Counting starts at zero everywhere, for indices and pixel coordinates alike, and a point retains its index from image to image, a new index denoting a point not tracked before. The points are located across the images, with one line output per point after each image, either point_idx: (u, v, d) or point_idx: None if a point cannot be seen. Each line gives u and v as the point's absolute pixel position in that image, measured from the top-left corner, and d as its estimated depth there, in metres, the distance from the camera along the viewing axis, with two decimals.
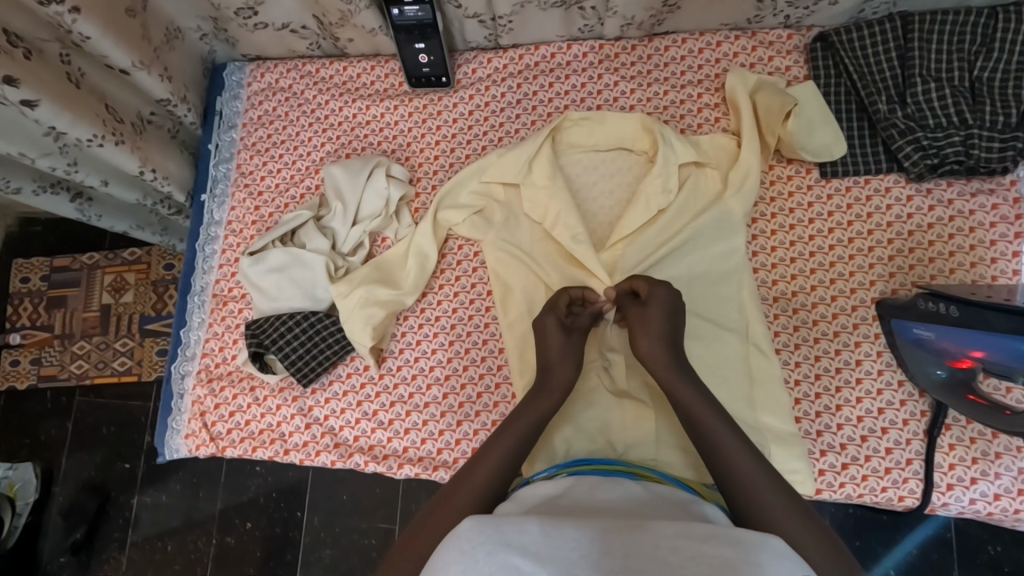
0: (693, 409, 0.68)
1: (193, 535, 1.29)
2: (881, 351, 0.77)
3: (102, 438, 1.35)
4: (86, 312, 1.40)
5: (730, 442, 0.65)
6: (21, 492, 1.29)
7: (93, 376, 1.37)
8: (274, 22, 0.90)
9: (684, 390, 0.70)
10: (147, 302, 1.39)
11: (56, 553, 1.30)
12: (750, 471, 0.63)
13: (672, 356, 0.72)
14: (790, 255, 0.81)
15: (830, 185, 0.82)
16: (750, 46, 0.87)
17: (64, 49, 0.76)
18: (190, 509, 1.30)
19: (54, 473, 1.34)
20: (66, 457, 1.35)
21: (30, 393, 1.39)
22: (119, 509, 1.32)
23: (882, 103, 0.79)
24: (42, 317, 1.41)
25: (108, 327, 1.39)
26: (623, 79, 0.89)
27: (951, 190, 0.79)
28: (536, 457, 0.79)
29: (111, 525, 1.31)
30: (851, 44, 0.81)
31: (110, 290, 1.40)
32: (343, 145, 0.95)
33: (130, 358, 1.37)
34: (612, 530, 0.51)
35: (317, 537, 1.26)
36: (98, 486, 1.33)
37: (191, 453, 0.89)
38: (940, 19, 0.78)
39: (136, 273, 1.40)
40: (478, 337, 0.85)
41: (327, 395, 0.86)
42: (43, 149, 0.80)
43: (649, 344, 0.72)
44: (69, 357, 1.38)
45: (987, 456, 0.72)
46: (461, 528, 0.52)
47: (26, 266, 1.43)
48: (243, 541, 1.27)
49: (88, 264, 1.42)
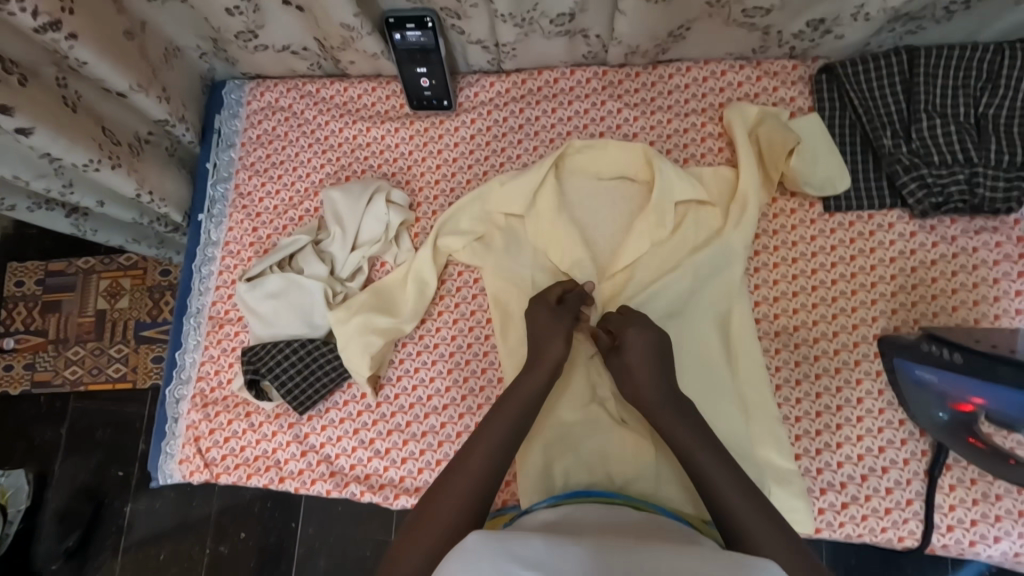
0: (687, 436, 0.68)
1: (188, 544, 1.28)
2: (882, 389, 0.76)
3: (96, 444, 1.34)
4: (81, 318, 1.39)
5: (721, 471, 0.65)
6: (12, 499, 1.28)
7: (86, 382, 1.36)
8: (274, 44, 0.89)
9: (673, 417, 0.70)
10: (143, 308, 1.38)
11: (49, 560, 1.28)
12: (739, 501, 0.63)
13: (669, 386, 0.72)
14: (793, 289, 0.80)
15: (833, 219, 0.81)
16: (755, 76, 0.86)
17: (60, 72, 0.75)
18: (185, 517, 1.29)
19: (47, 479, 1.33)
20: (60, 463, 1.34)
21: (24, 398, 1.37)
22: (115, 517, 1.30)
23: (887, 138, 0.79)
24: (38, 322, 1.39)
25: (102, 333, 1.37)
26: (626, 106, 0.88)
27: (955, 227, 0.79)
28: (534, 491, 0.77)
29: (103, 534, 1.30)
30: (856, 76, 0.81)
31: (105, 295, 1.39)
32: (342, 167, 0.94)
33: (125, 364, 1.36)
34: (612, 544, 0.51)
35: (311, 548, 1.25)
36: (94, 494, 1.31)
37: (185, 479, 0.88)
38: (946, 54, 0.78)
39: (132, 278, 1.39)
40: (477, 365, 0.85)
41: (324, 422, 0.85)
42: (38, 170, 0.79)
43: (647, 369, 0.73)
44: (64, 362, 1.37)
45: (988, 497, 0.72)
46: (467, 541, 0.52)
47: (21, 270, 1.42)
48: (237, 550, 1.26)
49: (84, 267, 1.40)
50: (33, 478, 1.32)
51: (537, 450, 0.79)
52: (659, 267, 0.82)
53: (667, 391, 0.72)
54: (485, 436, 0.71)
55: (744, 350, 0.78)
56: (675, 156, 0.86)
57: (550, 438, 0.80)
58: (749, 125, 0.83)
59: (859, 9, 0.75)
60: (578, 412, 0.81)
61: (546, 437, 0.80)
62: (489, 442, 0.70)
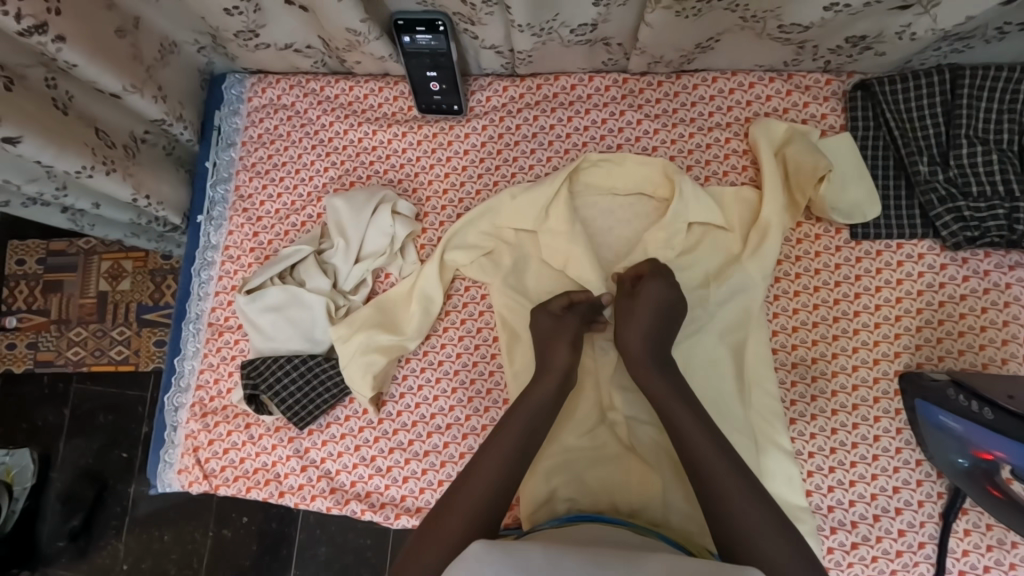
0: (696, 443, 0.66)
1: (190, 526, 1.27)
2: (901, 428, 0.74)
3: (99, 425, 1.32)
4: (83, 299, 1.35)
5: (731, 480, 0.64)
6: (18, 477, 1.28)
7: (90, 363, 1.33)
8: (276, 42, 0.85)
9: (681, 418, 0.68)
10: (145, 291, 1.34)
11: (55, 538, 1.29)
12: (748, 509, 0.62)
13: (676, 394, 0.70)
14: (813, 319, 0.77)
15: (859, 247, 0.77)
16: (785, 90, 0.81)
17: (49, 73, 0.73)
18: (186, 500, 1.28)
19: (51, 458, 1.32)
20: (64, 444, 1.32)
21: (28, 377, 1.35)
22: (117, 498, 1.30)
23: (924, 164, 0.74)
24: (39, 301, 1.36)
25: (105, 315, 1.34)
26: (647, 117, 0.83)
27: (989, 260, 0.75)
28: (536, 516, 0.76)
29: (107, 514, 1.29)
30: (893, 96, 0.76)
31: (107, 277, 1.35)
32: (347, 171, 0.90)
33: (127, 347, 1.33)
34: (608, 559, 0.53)
35: (312, 535, 1.24)
36: (96, 475, 1.30)
37: (184, 488, 0.87)
38: (993, 76, 0.73)
39: (134, 260, 1.35)
40: (482, 386, 0.82)
41: (325, 437, 0.83)
42: (29, 174, 0.77)
43: (652, 384, 0.71)
44: (67, 342, 1.35)
45: (1003, 544, 0.70)
46: (470, 551, 0.55)
47: (21, 248, 1.38)
48: (238, 535, 1.26)
49: (85, 249, 1.36)
50: (38, 458, 1.31)
51: (541, 476, 0.77)
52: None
53: (675, 403, 0.69)
54: (493, 449, 0.69)
55: (759, 382, 0.75)
56: (695, 173, 0.82)
57: (554, 464, 0.77)
58: (777, 142, 0.79)
59: (905, 27, 0.71)
60: (584, 437, 0.78)
61: (550, 462, 0.77)
62: (500, 457, 0.68)
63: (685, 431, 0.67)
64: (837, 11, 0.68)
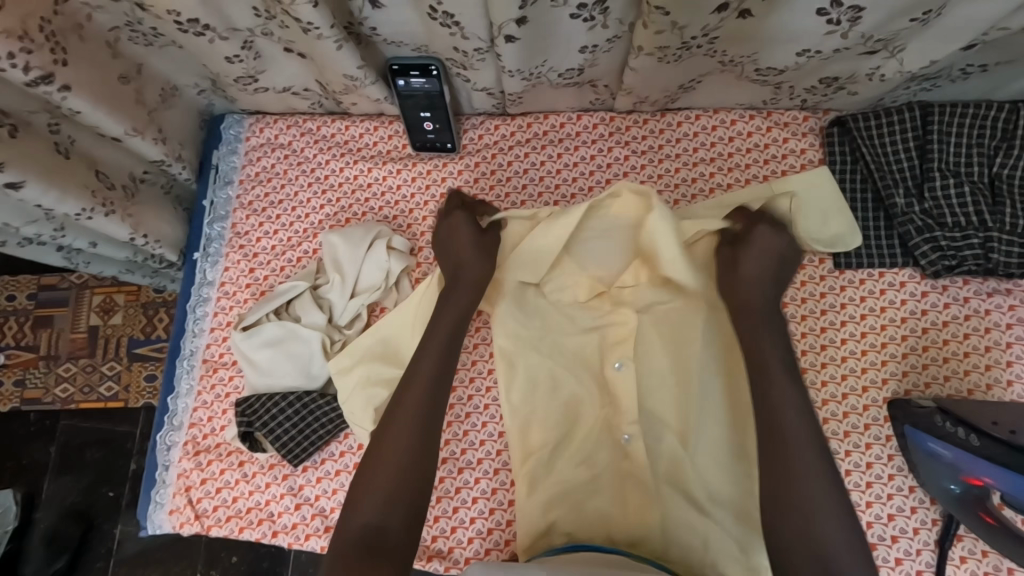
0: (794, 456, 0.62)
1: (179, 566, 1.24)
2: (892, 454, 0.75)
3: (86, 463, 1.30)
4: (73, 333, 1.34)
5: (804, 455, 0.62)
6: (0, 519, 1.24)
7: (77, 401, 1.32)
8: (275, 86, 0.88)
9: (792, 425, 0.63)
10: (136, 324, 1.33)
11: None
12: (810, 474, 0.61)
13: (792, 386, 0.66)
14: (801, 347, 0.78)
15: (843, 276, 0.80)
16: (765, 127, 0.85)
17: (53, 118, 0.75)
18: (176, 539, 1.25)
19: (36, 498, 1.29)
20: (49, 483, 1.29)
21: (15, 415, 1.33)
22: (104, 538, 1.27)
23: (900, 197, 0.77)
24: (28, 337, 1.35)
25: (95, 349, 1.33)
26: (634, 153, 0.86)
27: (967, 288, 0.77)
28: (534, 549, 0.75)
29: (92, 555, 1.26)
30: (868, 131, 0.79)
31: (99, 311, 1.35)
32: (342, 208, 0.91)
33: (117, 383, 1.32)
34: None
35: (304, 572, 1.20)
36: (82, 515, 1.27)
37: (175, 529, 0.86)
38: (960, 112, 0.76)
39: (125, 294, 1.35)
40: (477, 419, 0.82)
41: (319, 474, 0.83)
42: (30, 216, 0.79)
43: (766, 367, 0.67)
44: (55, 379, 1.33)
45: (999, 571, 0.71)
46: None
47: (12, 284, 1.37)
48: (228, 574, 1.22)
49: (77, 283, 1.36)
50: (21, 499, 1.27)
51: (540, 511, 0.76)
52: (661, 324, 0.81)
53: (772, 376, 0.67)
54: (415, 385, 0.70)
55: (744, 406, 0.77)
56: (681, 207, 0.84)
57: (553, 496, 0.77)
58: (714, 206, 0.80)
59: (875, 70, 0.74)
60: (581, 468, 0.78)
61: (549, 495, 0.77)
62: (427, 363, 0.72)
63: (787, 437, 0.63)
64: (810, 56, 0.73)
